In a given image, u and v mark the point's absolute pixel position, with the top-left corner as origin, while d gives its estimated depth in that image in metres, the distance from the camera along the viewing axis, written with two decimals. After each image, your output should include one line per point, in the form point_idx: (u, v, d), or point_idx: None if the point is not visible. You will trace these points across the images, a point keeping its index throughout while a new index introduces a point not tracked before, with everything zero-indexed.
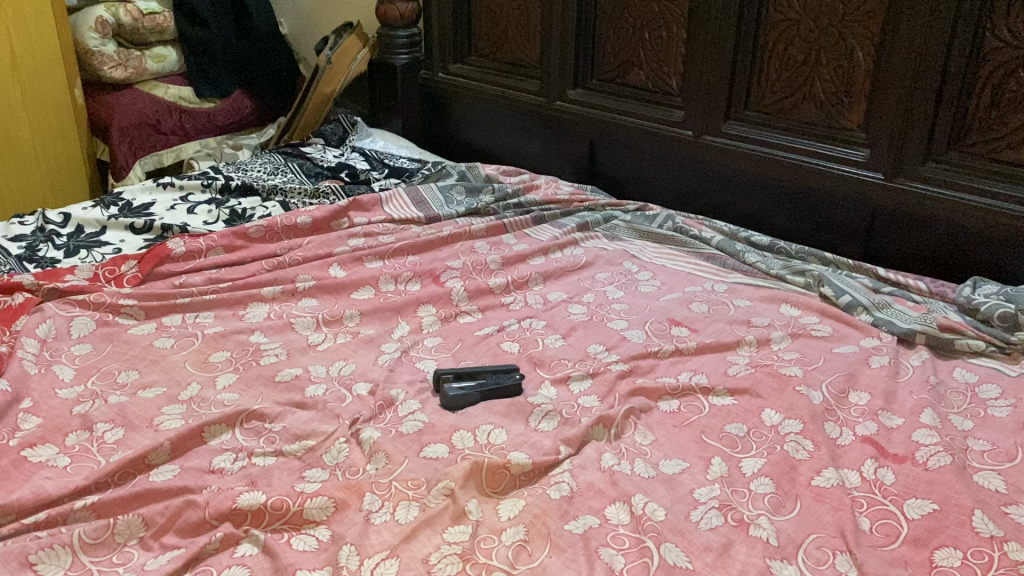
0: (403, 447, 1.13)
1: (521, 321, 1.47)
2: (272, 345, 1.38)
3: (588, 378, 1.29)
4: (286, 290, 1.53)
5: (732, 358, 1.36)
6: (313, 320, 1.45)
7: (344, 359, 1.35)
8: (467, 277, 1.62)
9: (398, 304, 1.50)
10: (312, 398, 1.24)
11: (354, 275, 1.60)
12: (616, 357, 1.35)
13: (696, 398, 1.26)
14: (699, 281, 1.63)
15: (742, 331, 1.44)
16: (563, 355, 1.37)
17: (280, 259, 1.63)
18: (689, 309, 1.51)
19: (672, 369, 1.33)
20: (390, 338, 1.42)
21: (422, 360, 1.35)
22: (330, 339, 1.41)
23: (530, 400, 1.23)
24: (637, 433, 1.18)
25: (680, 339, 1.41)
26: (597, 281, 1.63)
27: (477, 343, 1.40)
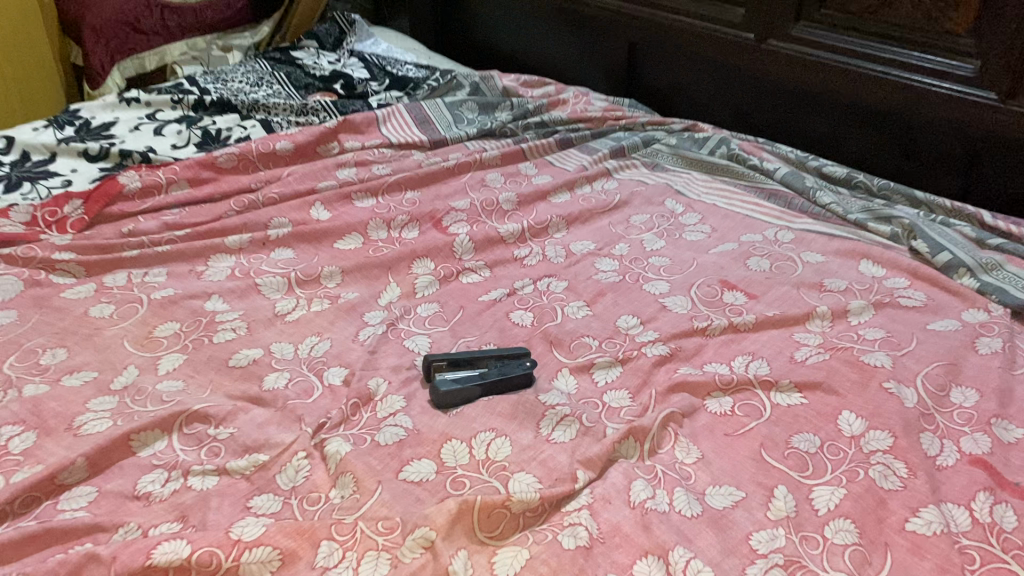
0: (379, 466, 0.90)
1: (537, 283, 1.20)
2: (230, 313, 1.13)
3: (617, 367, 1.03)
4: (255, 240, 1.27)
5: (799, 338, 1.09)
6: (283, 279, 1.19)
7: (317, 334, 1.10)
8: (475, 220, 1.35)
9: (389, 259, 1.23)
10: (270, 392, 1.00)
11: (340, 219, 1.33)
12: (656, 337, 1.08)
13: (754, 395, 1.00)
14: (758, 225, 1.33)
15: (812, 299, 1.15)
16: (587, 330, 1.10)
17: (251, 197, 1.36)
18: (745, 266, 1.22)
19: (723, 353, 1.07)
20: (376, 304, 1.16)
21: (414, 335, 1.10)
22: (301, 306, 1.15)
23: (542, 399, 0.98)
24: (678, 447, 0.93)
25: (734, 310, 1.13)
26: (632, 225, 1.34)
27: (483, 313, 1.14)
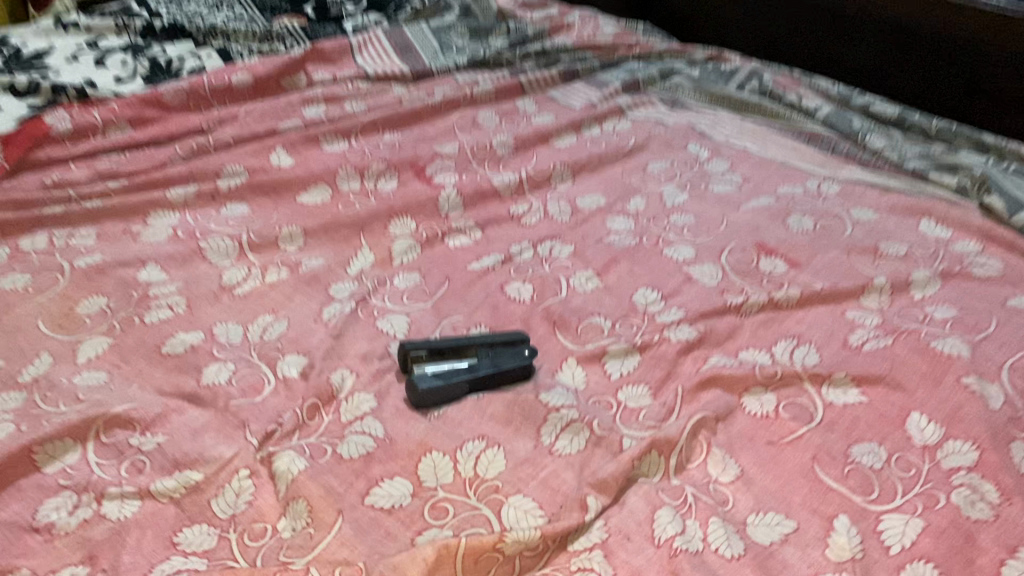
0: (340, 487, 0.72)
1: (537, 247, 1.01)
2: (168, 285, 0.94)
3: (634, 356, 0.85)
4: (202, 193, 1.08)
5: (853, 317, 0.90)
6: (235, 243, 1.00)
7: (271, 312, 0.91)
8: (464, 168, 1.14)
9: (360, 215, 1.03)
10: (209, 388, 0.82)
11: (304, 167, 1.13)
12: (681, 317, 0.90)
13: (803, 393, 0.82)
14: (798, 174, 1.13)
15: (866, 268, 0.96)
16: (596, 309, 0.91)
17: (201, 141, 1.17)
18: (784, 225, 1.03)
19: (763, 337, 0.88)
20: (344, 273, 0.97)
21: (388, 313, 0.91)
22: (254, 277, 0.96)
23: (543, 399, 0.80)
24: (711, 461, 0.75)
25: (774, 281, 0.95)
26: (649, 174, 1.14)
27: (472, 287, 0.95)
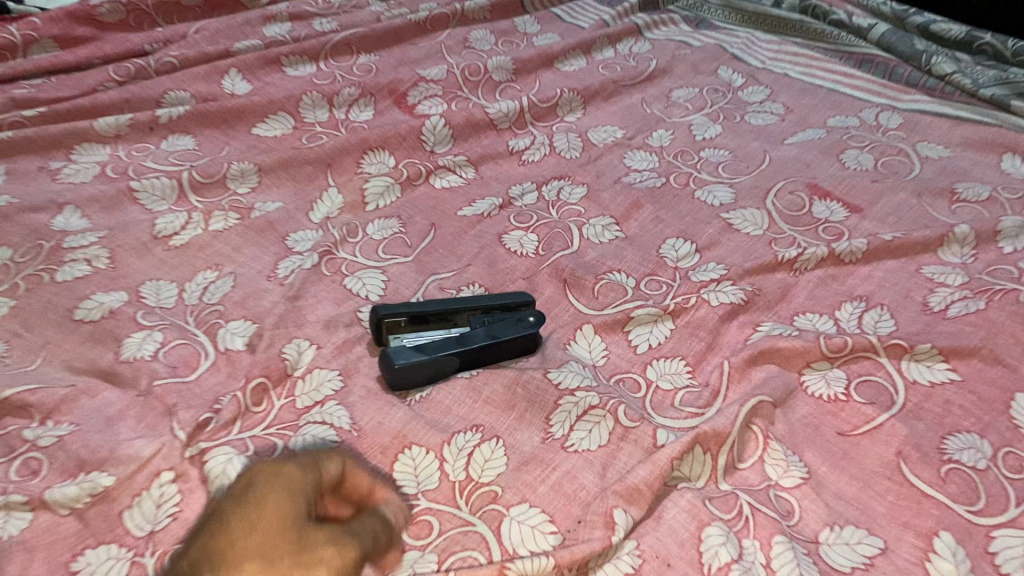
0: (307, 452, 0.56)
1: (542, 188, 0.83)
2: (88, 234, 0.76)
3: (666, 323, 0.68)
4: (138, 123, 0.89)
5: (931, 275, 0.73)
6: (174, 182, 0.82)
7: (214, 268, 0.74)
8: (454, 95, 0.96)
9: (326, 148, 0.85)
10: (130, 365, 0.64)
11: (263, 93, 0.94)
12: (722, 273, 0.72)
13: (879, 369, 0.65)
14: (850, 104, 0.95)
15: (942, 214, 0.79)
16: (616, 264, 0.74)
17: (138, 62, 0.97)
18: (839, 162, 0.85)
19: (822, 299, 0.71)
20: (306, 221, 0.79)
21: (360, 269, 0.74)
22: (196, 224, 0.78)
23: (552, 377, 0.64)
24: (767, 458, 0.59)
25: (831, 230, 0.78)
26: (674, 103, 0.96)
27: (463, 237, 0.77)
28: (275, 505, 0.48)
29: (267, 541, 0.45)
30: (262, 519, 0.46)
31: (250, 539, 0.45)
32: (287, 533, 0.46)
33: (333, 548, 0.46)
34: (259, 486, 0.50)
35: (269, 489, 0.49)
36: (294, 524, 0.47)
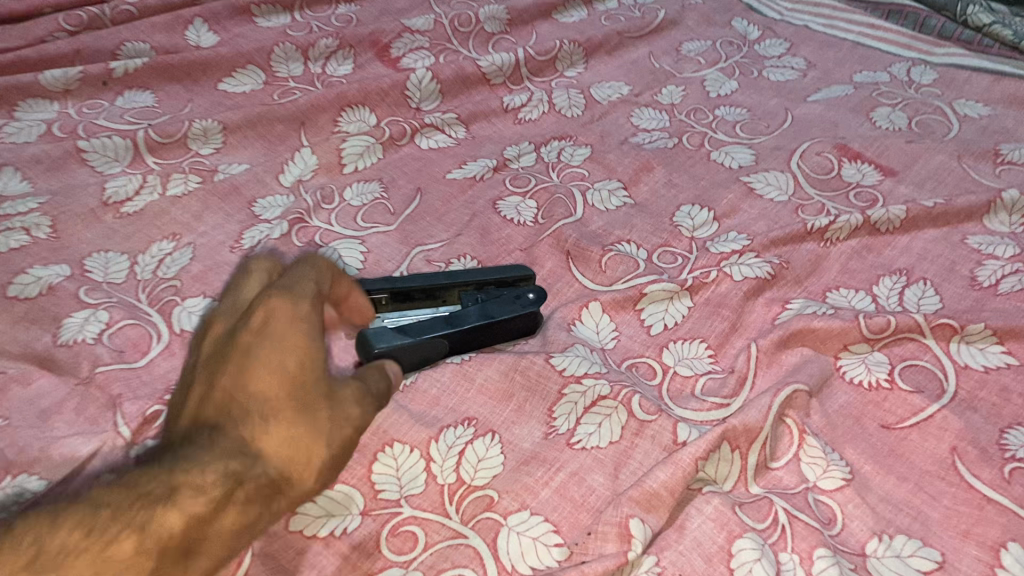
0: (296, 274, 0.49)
1: (541, 149, 0.75)
2: (28, 200, 0.67)
3: (684, 299, 0.60)
4: (89, 76, 0.79)
5: (978, 245, 0.65)
6: (128, 141, 0.72)
7: (171, 237, 0.66)
8: (442, 47, 0.87)
9: (298, 103, 0.75)
10: (70, 349, 0.56)
11: (230, 44, 0.85)
12: (745, 243, 0.64)
13: (925, 352, 0.57)
14: (878, 59, 0.86)
15: (986, 178, 0.71)
16: (625, 234, 0.66)
17: (93, 10, 0.86)
18: (869, 121, 0.77)
19: (857, 272, 0.64)
20: (276, 185, 0.70)
21: (336, 239, 0.65)
22: (152, 188, 0.69)
23: (556, 361, 0.56)
24: (803, 455, 0.51)
25: (863, 196, 0.70)
26: (684, 57, 0.87)
27: (452, 204, 0.69)
28: (303, 336, 0.43)
29: (308, 379, 0.42)
30: (299, 346, 0.43)
31: (293, 362, 0.42)
32: (317, 385, 0.42)
33: (360, 402, 0.43)
34: (266, 323, 0.44)
35: (286, 315, 0.44)
36: (325, 366, 0.43)
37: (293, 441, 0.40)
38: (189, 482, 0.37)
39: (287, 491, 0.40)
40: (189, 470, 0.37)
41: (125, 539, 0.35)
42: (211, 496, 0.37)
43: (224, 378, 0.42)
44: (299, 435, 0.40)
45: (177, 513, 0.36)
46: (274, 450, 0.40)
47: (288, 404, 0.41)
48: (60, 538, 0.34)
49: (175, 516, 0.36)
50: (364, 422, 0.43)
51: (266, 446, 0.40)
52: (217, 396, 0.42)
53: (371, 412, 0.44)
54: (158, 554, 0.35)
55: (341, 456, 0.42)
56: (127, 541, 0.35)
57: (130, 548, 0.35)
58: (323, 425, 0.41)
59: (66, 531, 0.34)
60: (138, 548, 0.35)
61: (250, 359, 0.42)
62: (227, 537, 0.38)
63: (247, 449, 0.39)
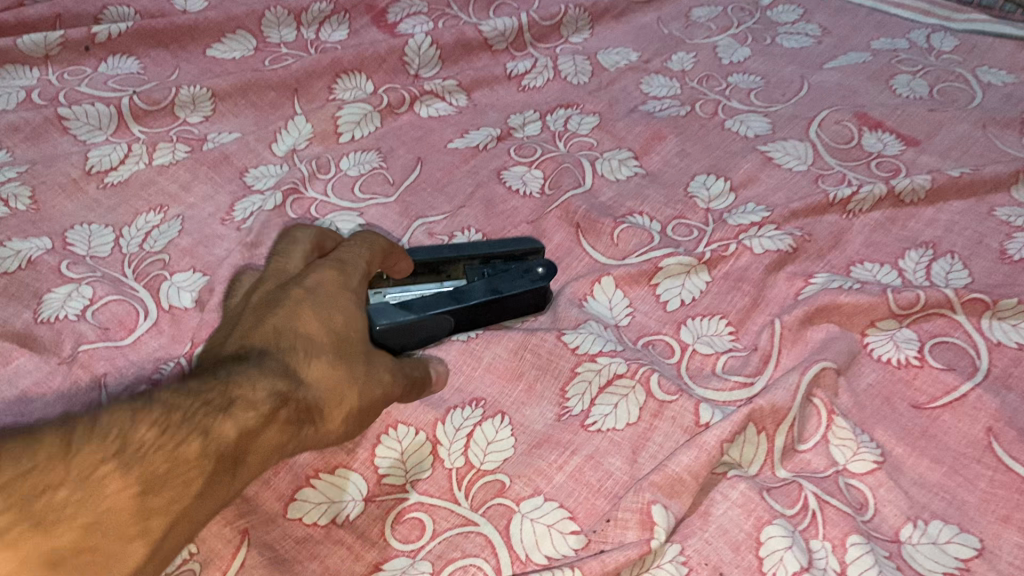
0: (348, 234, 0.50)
1: (547, 118, 0.71)
2: (7, 170, 0.63)
3: (701, 273, 0.57)
4: (71, 41, 0.75)
5: (1008, 216, 0.62)
6: (112, 109, 0.68)
7: (159, 209, 0.62)
8: (442, 12, 0.83)
9: (291, 69, 0.71)
10: (51, 326, 0.52)
11: (218, 7, 0.81)
12: (765, 215, 0.61)
13: (956, 329, 0.54)
14: (896, 25, 0.83)
15: (1013, 147, 0.68)
16: (637, 206, 0.63)
17: None
18: (889, 90, 0.74)
19: (881, 246, 0.61)
20: (270, 155, 0.67)
21: (333, 212, 0.62)
22: (138, 158, 0.65)
23: (568, 338, 0.53)
24: (831, 437, 0.48)
25: (885, 166, 0.66)
26: (695, 23, 0.83)
27: (454, 174, 0.66)
28: (348, 295, 0.44)
29: (350, 333, 0.43)
30: (344, 303, 0.44)
31: (340, 314, 0.43)
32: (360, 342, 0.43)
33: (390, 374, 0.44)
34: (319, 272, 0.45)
35: (334, 275, 0.45)
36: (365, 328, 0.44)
37: (331, 379, 0.41)
38: (243, 397, 0.37)
39: (317, 426, 0.40)
40: (241, 385, 0.38)
41: (191, 441, 0.34)
42: (262, 413, 0.37)
43: (265, 312, 0.42)
44: (339, 382, 0.41)
45: (232, 423, 0.36)
46: (314, 385, 0.40)
47: (331, 348, 0.42)
48: (136, 434, 0.34)
49: (231, 425, 0.36)
50: (385, 388, 0.44)
51: (308, 376, 0.40)
52: (257, 327, 0.42)
53: (394, 381, 0.45)
54: (216, 461, 0.35)
55: (364, 411, 0.43)
56: (193, 443, 0.35)
57: (196, 451, 0.34)
58: (356, 376, 0.42)
59: (142, 427, 0.34)
60: (202, 452, 0.35)
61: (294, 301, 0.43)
62: (262, 459, 0.38)
63: (291, 374, 0.40)
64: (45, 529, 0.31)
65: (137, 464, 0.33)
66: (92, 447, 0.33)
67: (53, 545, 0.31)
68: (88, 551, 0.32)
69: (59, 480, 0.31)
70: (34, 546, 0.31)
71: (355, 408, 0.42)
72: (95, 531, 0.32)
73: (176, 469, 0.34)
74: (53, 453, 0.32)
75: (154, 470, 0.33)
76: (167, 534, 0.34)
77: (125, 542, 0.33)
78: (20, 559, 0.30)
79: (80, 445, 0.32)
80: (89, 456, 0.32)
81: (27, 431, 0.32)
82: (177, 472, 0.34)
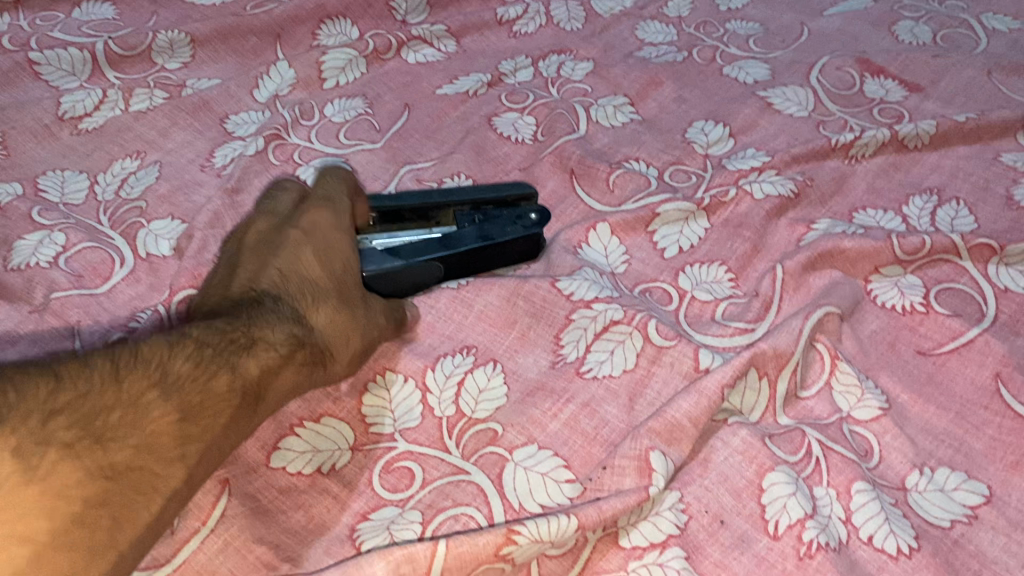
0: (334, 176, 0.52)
1: (540, 63, 0.69)
2: None
3: (698, 220, 0.56)
4: None
5: (1014, 162, 0.60)
6: (85, 53, 0.65)
7: (135, 155, 0.60)
8: None
9: (274, 14, 0.69)
10: (22, 272, 0.50)
11: None
12: (765, 161, 0.59)
13: (963, 275, 0.53)
14: None
15: (1019, 94, 0.66)
16: (633, 152, 0.61)
17: None
18: (892, 36, 0.72)
19: (884, 192, 0.59)
20: (251, 101, 0.64)
21: (316, 158, 0.59)
22: (113, 104, 0.63)
23: (563, 284, 0.51)
24: (835, 384, 0.47)
25: (888, 112, 0.64)
26: None
27: (444, 120, 0.63)
28: (344, 237, 0.47)
29: (349, 279, 0.45)
30: (343, 251, 0.46)
31: (338, 260, 0.46)
32: (356, 287, 0.46)
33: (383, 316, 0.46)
34: (314, 217, 0.47)
35: (328, 217, 0.48)
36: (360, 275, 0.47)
37: (338, 323, 0.43)
38: (263, 339, 0.40)
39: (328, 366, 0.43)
40: (259, 330, 0.40)
41: (221, 376, 0.37)
42: (280, 354, 0.40)
43: (268, 256, 0.46)
44: (344, 323, 0.43)
45: (255, 363, 0.39)
46: (322, 329, 0.43)
47: (334, 295, 0.44)
48: (174, 366, 0.36)
49: (253, 364, 0.39)
50: (380, 329, 0.46)
51: (314, 319, 0.43)
52: (263, 270, 0.45)
53: (387, 323, 0.46)
54: (241, 396, 0.38)
55: (363, 352, 0.45)
56: (222, 377, 0.37)
57: (224, 385, 0.37)
58: (358, 318, 0.44)
59: (178, 360, 0.37)
60: (230, 388, 0.37)
61: (293, 244, 0.46)
62: (278, 397, 0.40)
63: (302, 320, 0.42)
64: (102, 446, 0.33)
65: (176, 393, 0.35)
66: (138, 377, 0.35)
67: (108, 460, 0.33)
68: (138, 469, 0.34)
69: (111, 402, 0.34)
70: (92, 459, 0.33)
71: (359, 350, 0.44)
72: (143, 452, 0.34)
73: (208, 401, 0.36)
74: (105, 377, 0.35)
75: (190, 400, 0.36)
76: (203, 461, 0.36)
77: (167, 464, 0.34)
78: (82, 471, 0.32)
79: (128, 373, 0.35)
80: (135, 383, 0.35)
81: (77, 359, 0.35)
82: (208, 404, 0.36)
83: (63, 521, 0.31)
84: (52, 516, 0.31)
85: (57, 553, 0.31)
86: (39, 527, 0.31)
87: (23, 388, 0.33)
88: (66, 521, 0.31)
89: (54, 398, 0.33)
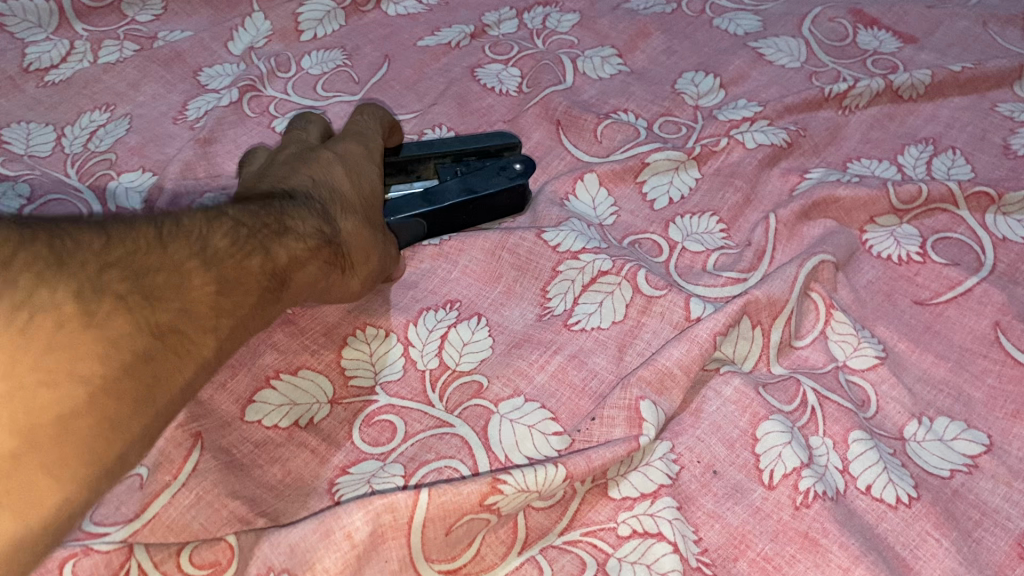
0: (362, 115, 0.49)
1: (524, 16, 0.67)
2: None
3: (688, 169, 0.54)
4: None
5: (1012, 112, 0.59)
6: (52, 5, 0.63)
7: (104, 108, 0.57)
8: None
9: None
10: None
11: None
12: (757, 110, 0.57)
13: (960, 224, 0.51)
14: None
15: (1015, 45, 0.64)
16: (620, 103, 0.59)
17: None
18: None
19: (878, 142, 0.57)
20: (225, 55, 0.62)
21: (293, 110, 0.57)
22: (81, 56, 0.61)
23: (550, 235, 0.49)
24: (830, 333, 0.45)
25: (882, 63, 0.63)
26: None
27: (425, 72, 0.61)
28: (375, 166, 0.45)
29: (376, 203, 0.43)
30: (370, 171, 0.44)
31: (368, 179, 0.43)
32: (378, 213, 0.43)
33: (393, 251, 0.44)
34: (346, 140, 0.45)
35: (361, 148, 0.45)
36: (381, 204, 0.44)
37: (363, 236, 0.40)
38: (293, 230, 0.38)
39: (345, 273, 0.40)
40: (291, 216, 0.38)
41: (254, 258, 0.35)
42: (309, 246, 0.38)
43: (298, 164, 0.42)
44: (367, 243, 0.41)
45: (285, 254, 0.37)
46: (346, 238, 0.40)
47: (362, 210, 0.41)
48: (212, 241, 0.35)
49: (283, 252, 0.36)
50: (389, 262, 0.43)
51: (341, 226, 0.40)
52: (292, 175, 0.41)
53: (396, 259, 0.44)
54: (269, 282, 0.35)
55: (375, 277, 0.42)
56: (256, 258, 0.35)
57: (257, 266, 0.35)
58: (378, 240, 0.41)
59: (216, 236, 0.35)
60: (262, 271, 0.35)
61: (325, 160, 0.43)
62: (300, 291, 0.38)
63: (329, 221, 0.39)
64: (149, 302, 0.31)
65: (215, 266, 0.34)
66: (182, 244, 0.34)
67: (155, 319, 0.31)
68: (178, 333, 0.32)
69: (156, 264, 0.32)
70: (141, 315, 0.31)
71: (374, 269, 0.41)
72: (184, 317, 0.32)
73: (243, 278, 0.34)
74: (150, 242, 0.33)
75: (227, 274, 0.34)
76: (232, 340, 0.34)
77: (202, 333, 0.33)
78: (131, 325, 0.31)
79: (171, 240, 0.34)
80: (179, 250, 0.33)
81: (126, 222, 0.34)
82: (242, 281, 0.34)
83: (111, 368, 0.30)
84: (103, 366, 0.30)
85: (105, 402, 0.29)
86: (90, 373, 0.29)
87: (75, 238, 0.32)
88: (117, 368, 0.30)
89: (106, 252, 0.32)
